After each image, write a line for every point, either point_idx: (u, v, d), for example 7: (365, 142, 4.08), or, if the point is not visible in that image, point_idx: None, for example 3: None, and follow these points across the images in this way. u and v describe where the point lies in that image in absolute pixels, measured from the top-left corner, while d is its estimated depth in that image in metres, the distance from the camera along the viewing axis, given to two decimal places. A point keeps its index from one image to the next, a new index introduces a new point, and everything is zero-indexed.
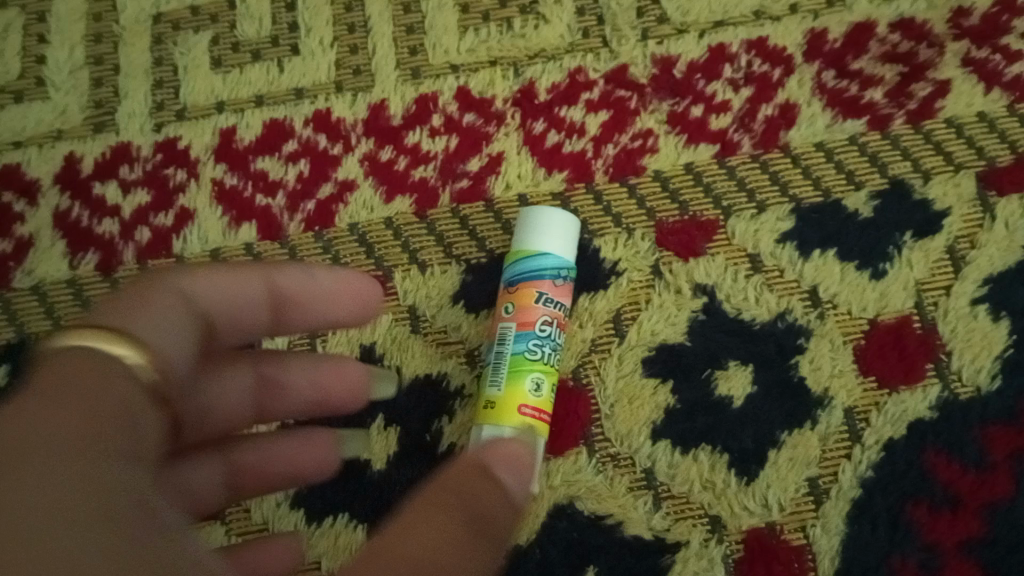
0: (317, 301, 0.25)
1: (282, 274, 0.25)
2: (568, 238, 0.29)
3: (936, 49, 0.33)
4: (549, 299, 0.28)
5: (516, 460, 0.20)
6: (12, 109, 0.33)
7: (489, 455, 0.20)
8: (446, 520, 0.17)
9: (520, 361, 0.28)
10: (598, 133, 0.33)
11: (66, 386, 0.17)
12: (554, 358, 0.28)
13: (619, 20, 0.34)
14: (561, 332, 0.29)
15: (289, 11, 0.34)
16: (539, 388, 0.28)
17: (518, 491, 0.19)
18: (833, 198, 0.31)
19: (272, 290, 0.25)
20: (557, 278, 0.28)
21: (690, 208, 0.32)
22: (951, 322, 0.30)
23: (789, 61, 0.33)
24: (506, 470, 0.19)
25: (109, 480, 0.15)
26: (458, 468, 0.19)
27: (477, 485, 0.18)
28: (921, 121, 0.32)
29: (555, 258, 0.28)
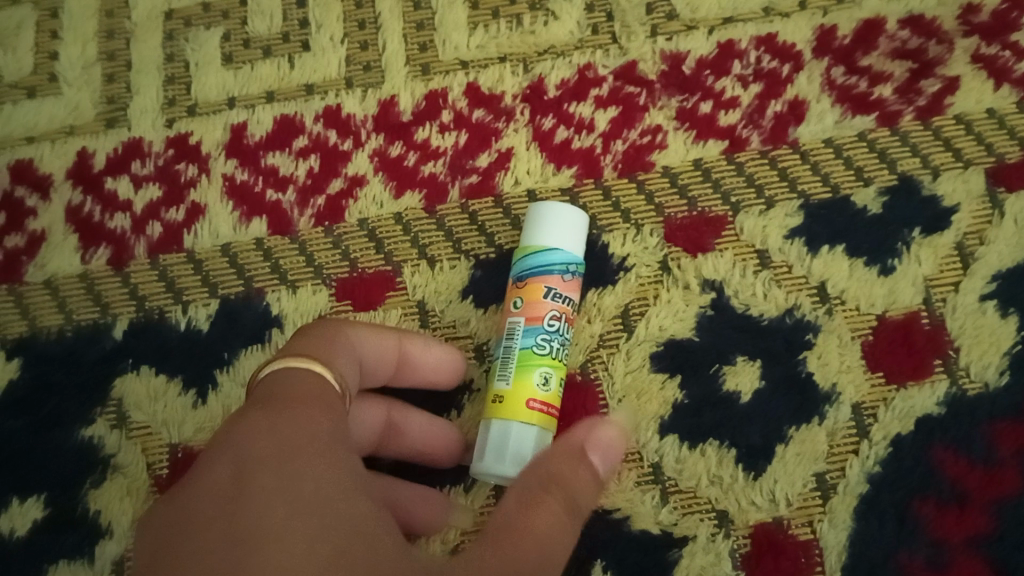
0: (434, 368, 0.29)
1: (414, 342, 0.29)
2: (578, 235, 0.29)
3: (945, 45, 0.33)
4: (556, 293, 0.28)
5: (610, 444, 0.26)
6: (25, 105, 0.34)
7: (584, 437, 0.26)
8: (555, 502, 0.23)
9: (528, 355, 0.28)
10: (607, 129, 0.33)
11: (276, 431, 0.22)
12: (562, 353, 0.28)
13: (628, 16, 0.34)
14: (569, 327, 0.29)
15: (300, 8, 0.35)
16: (548, 382, 0.28)
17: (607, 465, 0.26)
18: (842, 194, 0.31)
19: (402, 355, 0.28)
20: (566, 273, 0.28)
21: (698, 204, 0.32)
22: (960, 318, 0.30)
23: (798, 57, 0.33)
24: (598, 453, 0.25)
25: (335, 499, 0.21)
26: (564, 445, 0.25)
27: (574, 464, 0.25)
28: (930, 118, 0.32)
29: (564, 253, 0.29)
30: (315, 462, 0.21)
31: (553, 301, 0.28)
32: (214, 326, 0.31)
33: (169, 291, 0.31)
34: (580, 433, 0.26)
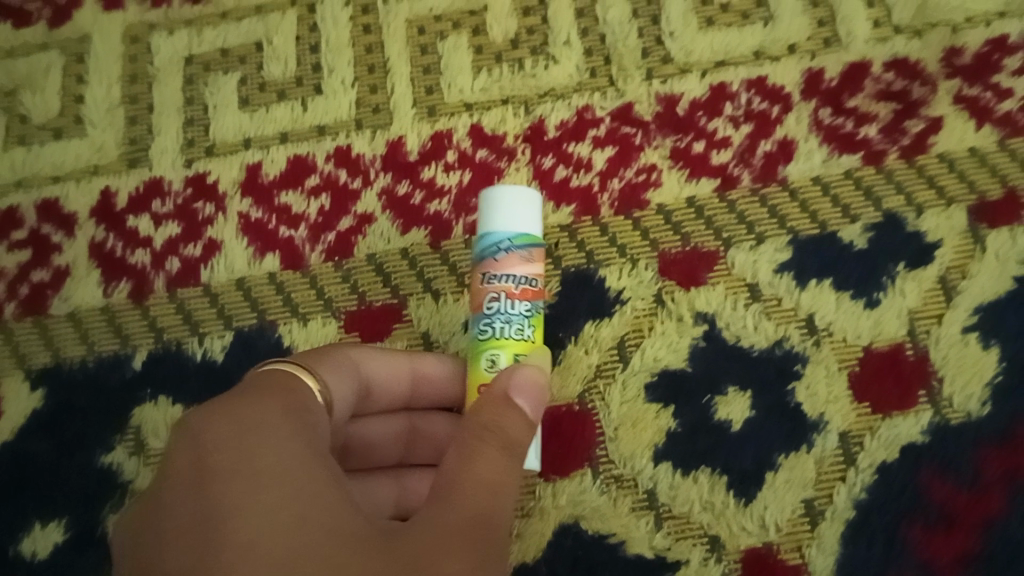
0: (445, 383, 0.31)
1: (424, 361, 0.30)
2: (497, 209, 0.28)
3: (929, 87, 0.35)
4: (492, 276, 0.27)
5: (531, 385, 0.25)
6: (52, 146, 0.36)
7: (505, 383, 0.25)
8: (491, 448, 0.23)
9: (475, 343, 0.27)
10: (604, 168, 0.34)
11: (233, 417, 0.23)
12: (509, 331, 0.27)
13: (625, 60, 0.36)
14: (518, 302, 0.27)
15: (313, 53, 0.36)
16: (495, 363, 0.27)
17: (532, 405, 0.25)
18: (829, 230, 0.33)
19: (413, 374, 0.30)
20: (495, 252, 0.28)
21: (692, 240, 0.33)
22: (943, 350, 0.31)
23: (787, 99, 0.35)
24: (522, 396, 0.25)
25: (286, 476, 0.22)
26: (491, 394, 0.25)
27: (511, 417, 0.24)
28: (914, 156, 0.34)
29: (494, 230, 0.28)
30: (266, 442, 0.22)
31: (488, 283, 0.27)
32: (229, 356, 0.33)
33: (186, 323, 0.33)
34: (501, 380, 0.25)
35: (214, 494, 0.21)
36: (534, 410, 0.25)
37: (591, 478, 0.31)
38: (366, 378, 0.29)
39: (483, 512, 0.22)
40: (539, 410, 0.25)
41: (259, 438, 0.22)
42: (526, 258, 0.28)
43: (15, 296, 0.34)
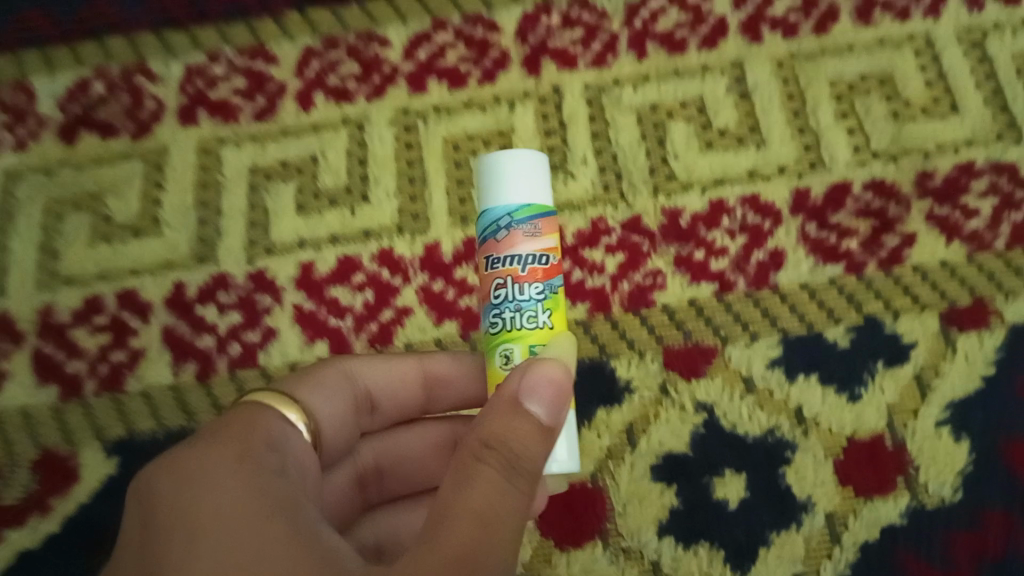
0: (460, 378, 0.34)
1: (431, 361, 0.34)
2: (498, 182, 0.27)
3: (903, 206, 0.39)
4: (496, 259, 0.27)
5: (544, 388, 0.23)
6: (132, 243, 0.41)
7: (516, 386, 0.24)
8: (489, 467, 0.22)
9: (489, 338, 0.27)
10: (615, 271, 0.39)
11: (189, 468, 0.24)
12: (519, 321, 0.26)
13: (635, 177, 0.41)
14: (526, 287, 0.26)
15: (362, 166, 0.42)
16: (508, 359, 0.26)
17: (546, 411, 0.23)
18: (815, 330, 0.37)
19: (424, 374, 0.34)
20: (497, 231, 0.27)
21: (693, 337, 0.37)
22: (918, 441, 0.35)
23: (777, 214, 0.39)
24: (533, 401, 0.23)
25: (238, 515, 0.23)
26: (498, 401, 0.24)
27: (517, 429, 0.23)
28: (891, 267, 0.38)
29: (494, 206, 0.27)
30: (219, 485, 0.23)
31: (493, 269, 0.27)
32: None
33: None
34: (512, 384, 0.24)
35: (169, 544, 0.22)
36: (548, 417, 0.23)
37: (602, 549, 0.35)
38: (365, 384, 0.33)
39: (473, 542, 0.21)
40: (553, 418, 0.23)
41: (210, 486, 0.23)
42: (530, 232, 0.26)
43: (94, 375, 0.38)
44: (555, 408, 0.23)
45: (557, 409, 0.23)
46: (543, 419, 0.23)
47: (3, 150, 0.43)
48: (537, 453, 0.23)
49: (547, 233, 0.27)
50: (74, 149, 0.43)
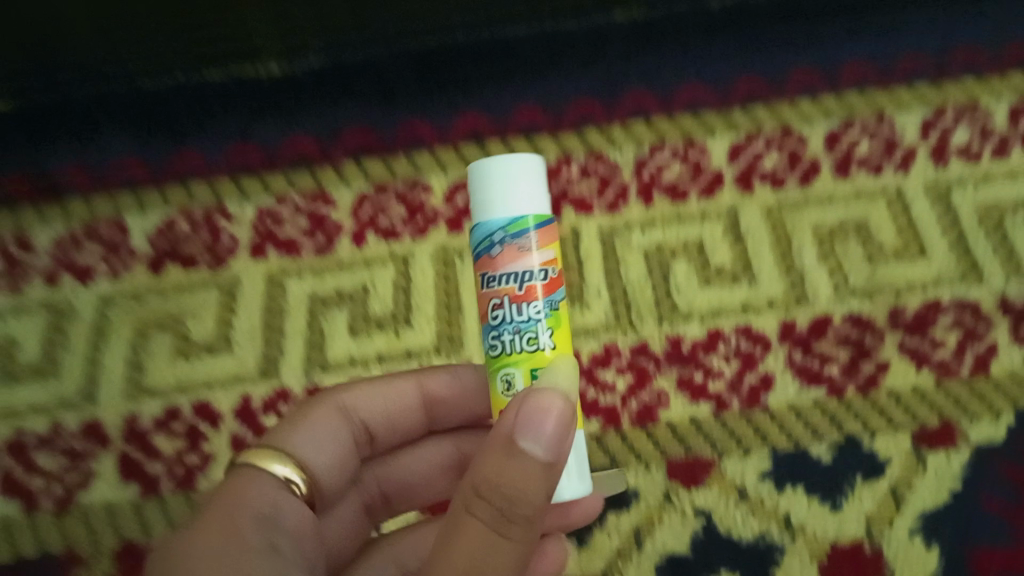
0: (455, 395, 0.41)
1: (430, 380, 0.40)
2: (490, 196, 0.31)
3: (878, 337, 0.45)
4: (493, 277, 0.31)
5: (540, 425, 0.27)
6: (208, 360, 0.47)
7: (513, 423, 0.27)
8: (482, 510, 0.27)
9: (492, 358, 0.32)
10: (624, 391, 0.44)
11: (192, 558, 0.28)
12: (516, 342, 0.31)
13: (643, 308, 0.47)
14: (519, 307, 0.31)
15: (406, 296, 0.48)
16: (508, 378, 0.31)
17: (542, 446, 0.27)
18: (801, 447, 0.43)
19: (426, 395, 0.40)
20: (491, 247, 0.31)
21: (694, 450, 0.43)
22: (893, 547, 0.41)
23: (767, 342, 0.45)
24: (525, 439, 0.27)
25: None
26: (498, 440, 0.27)
27: (509, 472, 0.27)
28: (869, 391, 0.44)
29: (488, 224, 0.31)
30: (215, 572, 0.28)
31: (491, 287, 0.31)
32: None
33: None
34: (509, 420, 0.27)
35: None
36: (540, 453, 0.27)
37: None
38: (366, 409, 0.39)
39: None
40: (544, 453, 0.27)
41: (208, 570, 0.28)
42: (522, 250, 0.31)
43: (172, 475, 0.45)
44: (550, 442, 0.27)
45: (554, 441, 0.27)
46: (541, 455, 0.27)
47: (100, 278, 0.50)
48: (538, 487, 0.27)
49: (541, 246, 0.31)
50: (160, 278, 0.50)
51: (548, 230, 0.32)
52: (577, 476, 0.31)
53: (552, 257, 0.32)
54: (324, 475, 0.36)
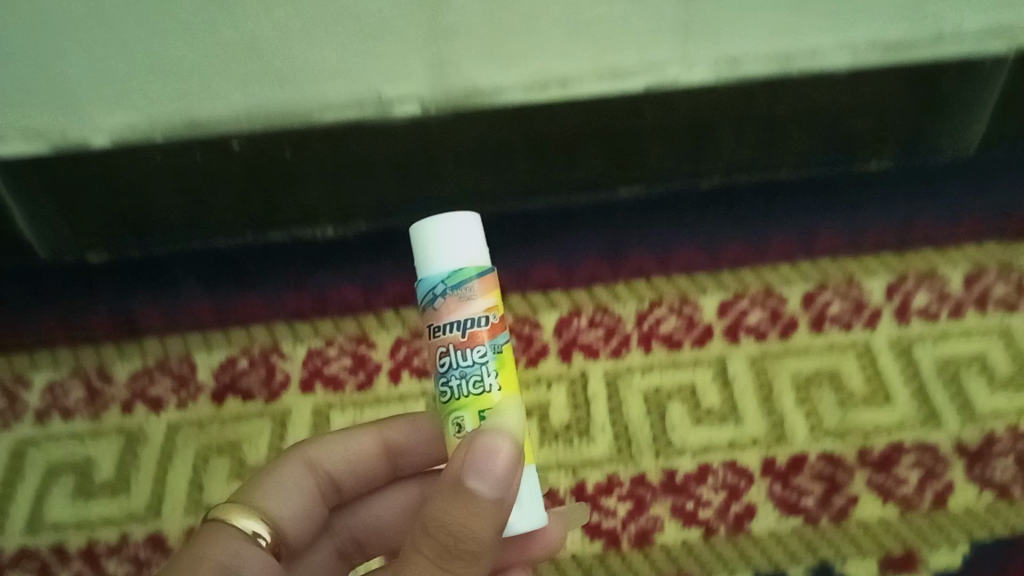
0: (411, 445, 0.44)
1: (389, 431, 0.44)
2: (430, 252, 0.34)
3: (848, 473, 0.52)
4: (437, 327, 0.34)
5: (486, 465, 0.30)
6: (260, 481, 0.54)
7: (463, 465, 0.30)
8: (432, 542, 0.30)
9: (444, 407, 0.34)
10: (624, 515, 0.51)
11: None
12: (464, 388, 0.33)
13: (641, 442, 0.53)
14: (464, 354, 0.33)
15: None
16: (460, 424, 0.33)
17: (488, 484, 0.30)
18: (781, 569, 0.49)
19: (385, 444, 0.44)
20: (434, 298, 0.34)
21: (686, 570, 0.49)
22: None
23: (751, 475, 0.52)
24: (473, 477, 0.30)
25: None
26: (447, 479, 0.31)
27: (456, 509, 0.30)
28: (840, 521, 0.50)
29: (431, 275, 0.34)
30: None
31: (437, 336, 0.34)
32: None
33: None
34: (461, 462, 0.31)
35: None
36: (487, 491, 0.30)
37: None
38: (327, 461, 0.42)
39: None
40: (491, 492, 0.30)
41: None
42: (462, 297, 0.33)
43: None
44: (494, 480, 0.30)
45: (499, 480, 0.30)
46: (488, 492, 0.30)
47: (169, 408, 0.57)
48: (484, 523, 0.30)
49: (482, 292, 0.33)
50: (221, 408, 0.57)
51: (489, 275, 0.34)
52: (530, 510, 0.33)
53: (495, 302, 0.34)
54: (289, 523, 0.40)
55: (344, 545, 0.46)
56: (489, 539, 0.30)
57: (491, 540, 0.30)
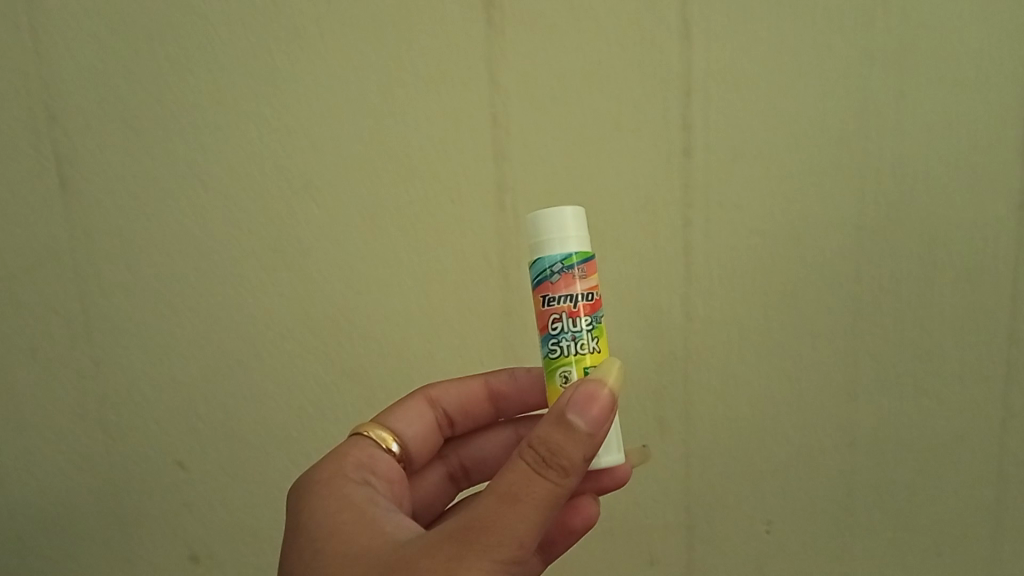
0: (510, 391, 0.67)
1: (493, 379, 0.68)
2: (548, 243, 0.51)
3: None
4: (552, 297, 0.50)
5: (584, 404, 0.42)
6: None
7: (569, 402, 0.43)
8: (535, 454, 0.42)
9: (551, 360, 0.51)
10: None
11: (331, 462, 0.56)
12: (572, 348, 0.50)
13: None
14: (572, 323, 0.50)
15: None
16: (566, 375, 0.51)
17: (584, 419, 0.42)
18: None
19: (490, 389, 0.67)
20: (551, 275, 0.50)
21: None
22: None
23: None
24: (573, 411, 0.42)
25: (343, 478, 0.54)
26: (554, 413, 0.43)
27: (555, 436, 0.42)
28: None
29: (547, 259, 0.51)
30: (335, 470, 0.55)
31: (552, 305, 0.50)
32: None
33: None
34: (568, 398, 0.43)
35: (320, 479, 0.54)
36: (581, 424, 0.42)
37: None
38: (442, 401, 0.67)
39: (511, 496, 0.41)
40: (584, 424, 0.42)
41: (334, 466, 0.56)
42: (573, 276, 0.50)
43: None
44: (589, 417, 0.42)
45: (593, 418, 0.42)
46: (584, 425, 0.42)
47: None
48: (576, 448, 0.41)
49: (584, 275, 0.51)
50: None
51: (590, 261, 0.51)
52: (612, 449, 0.51)
53: (592, 282, 0.51)
54: (413, 442, 0.64)
55: (455, 469, 0.71)
56: (577, 459, 0.42)
57: (579, 462, 0.42)
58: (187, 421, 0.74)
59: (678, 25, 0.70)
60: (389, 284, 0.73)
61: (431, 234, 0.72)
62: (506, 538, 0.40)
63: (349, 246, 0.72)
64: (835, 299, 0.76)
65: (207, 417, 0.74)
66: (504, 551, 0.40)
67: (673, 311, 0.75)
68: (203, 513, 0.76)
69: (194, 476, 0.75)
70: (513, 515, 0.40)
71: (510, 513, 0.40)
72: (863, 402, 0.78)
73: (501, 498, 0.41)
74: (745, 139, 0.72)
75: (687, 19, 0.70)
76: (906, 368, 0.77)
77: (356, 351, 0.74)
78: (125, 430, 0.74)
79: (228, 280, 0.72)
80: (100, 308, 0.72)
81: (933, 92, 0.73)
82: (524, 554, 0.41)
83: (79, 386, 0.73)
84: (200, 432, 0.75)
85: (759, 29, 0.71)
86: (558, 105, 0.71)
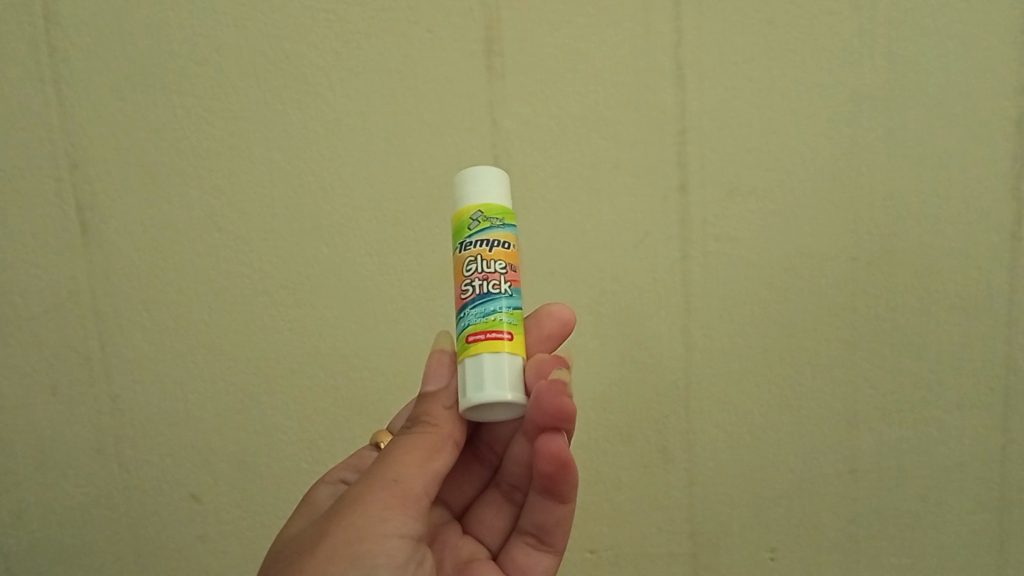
0: None
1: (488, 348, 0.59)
2: None
3: None
4: None
5: (433, 368, 0.50)
6: None
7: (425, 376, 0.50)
8: (409, 424, 0.49)
9: None
10: None
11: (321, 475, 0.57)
12: None
13: None
14: None
15: None
16: None
17: (432, 381, 0.49)
18: None
19: None
20: None
21: None
22: None
23: None
24: (428, 379, 0.50)
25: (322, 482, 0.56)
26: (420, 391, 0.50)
27: (420, 405, 0.49)
28: None
29: None
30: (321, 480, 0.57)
31: None
32: None
33: None
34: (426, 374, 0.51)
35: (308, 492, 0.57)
36: (432, 382, 0.49)
37: None
38: None
39: (388, 453, 0.47)
40: (434, 382, 0.49)
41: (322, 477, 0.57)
42: None
43: None
44: (435, 377, 0.49)
45: (439, 377, 0.49)
46: (433, 385, 0.49)
47: None
48: (435, 404, 0.48)
49: None
50: None
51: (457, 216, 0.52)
52: (485, 387, 0.46)
53: None
54: None
55: None
56: (439, 408, 0.48)
57: (443, 412, 0.48)
58: (202, 454, 0.76)
59: (670, 67, 0.73)
60: (396, 319, 0.75)
61: (436, 261, 0.75)
62: (381, 479, 0.45)
63: (357, 282, 0.74)
64: (832, 324, 0.77)
65: (221, 450, 0.76)
66: (381, 491, 0.45)
67: (673, 337, 0.76)
68: (217, 544, 0.77)
69: (208, 508, 0.77)
70: (387, 462, 0.46)
71: (385, 462, 0.46)
72: (864, 423, 0.79)
73: (380, 458, 0.47)
74: (739, 171, 0.74)
75: (680, 63, 0.73)
76: (904, 387, 0.79)
77: (365, 385, 0.76)
78: (141, 463, 0.76)
79: (242, 316, 0.74)
80: (118, 347, 0.74)
81: (919, 119, 0.75)
82: (407, 489, 0.45)
83: (96, 423, 0.75)
84: (215, 463, 0.76)
85: (750, 70, 0.73)
86: (558, 134, 0.73)
